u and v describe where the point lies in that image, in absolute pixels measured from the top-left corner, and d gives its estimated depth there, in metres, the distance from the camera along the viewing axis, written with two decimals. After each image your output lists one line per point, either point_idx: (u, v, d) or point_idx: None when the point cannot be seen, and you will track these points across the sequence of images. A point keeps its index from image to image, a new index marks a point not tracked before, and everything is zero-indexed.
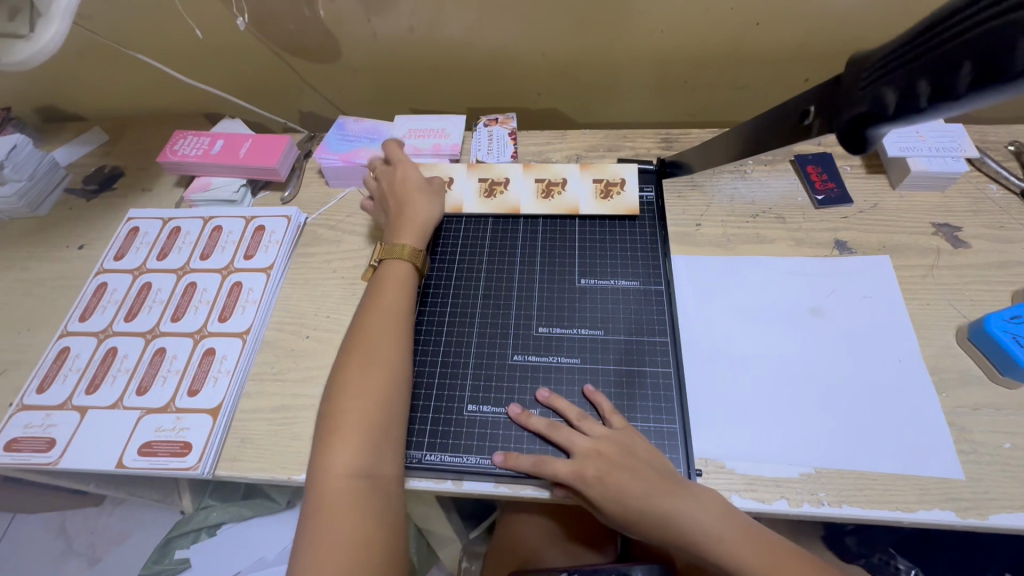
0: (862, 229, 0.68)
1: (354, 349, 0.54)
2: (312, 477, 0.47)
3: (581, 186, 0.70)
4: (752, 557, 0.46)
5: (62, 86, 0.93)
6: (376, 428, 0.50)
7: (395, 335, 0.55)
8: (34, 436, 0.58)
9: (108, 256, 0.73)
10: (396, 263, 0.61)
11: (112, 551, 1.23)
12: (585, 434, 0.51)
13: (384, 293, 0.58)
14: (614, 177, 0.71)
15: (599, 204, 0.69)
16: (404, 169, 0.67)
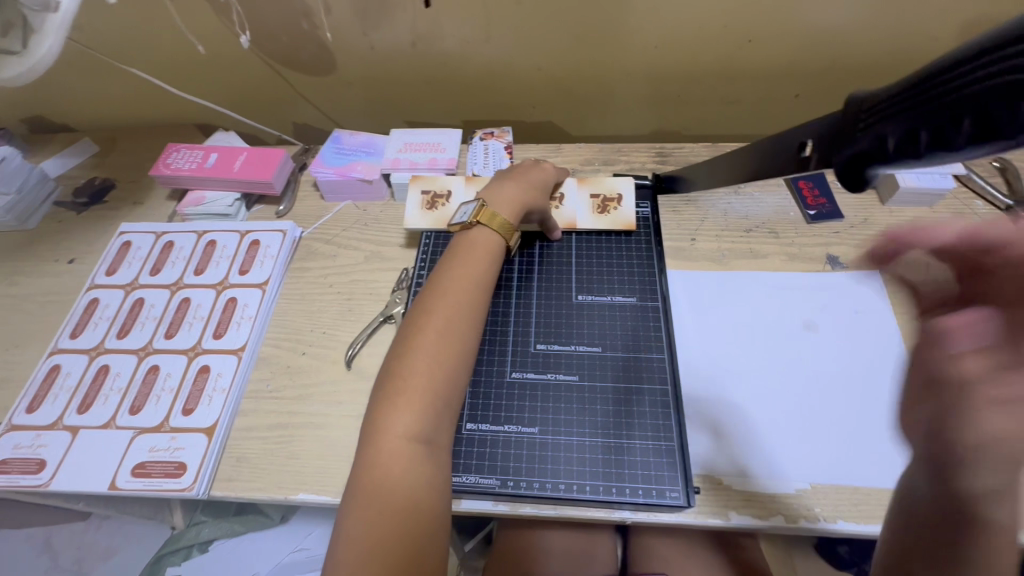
0: (853, 244, 0.69)
1: (429, 308, 0.52)
2: (373, 434, 0.46)
3: (578, 201, 0.70)
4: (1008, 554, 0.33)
5: (52, 97, 0.92)
6: (442, 398, 0.48)
7: (469, 303, 0.54)
8: (23, 457, 0.57)
9: (100, 271, 0.72)
10: (489, 231, 0.59)
11: (100, 568, 1.21)
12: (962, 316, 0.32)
13: (461, 258, 0.57)
14: (612, 192, 0.71)
15: (596, 219, 0.69)
16: (545, 171, 0.67)
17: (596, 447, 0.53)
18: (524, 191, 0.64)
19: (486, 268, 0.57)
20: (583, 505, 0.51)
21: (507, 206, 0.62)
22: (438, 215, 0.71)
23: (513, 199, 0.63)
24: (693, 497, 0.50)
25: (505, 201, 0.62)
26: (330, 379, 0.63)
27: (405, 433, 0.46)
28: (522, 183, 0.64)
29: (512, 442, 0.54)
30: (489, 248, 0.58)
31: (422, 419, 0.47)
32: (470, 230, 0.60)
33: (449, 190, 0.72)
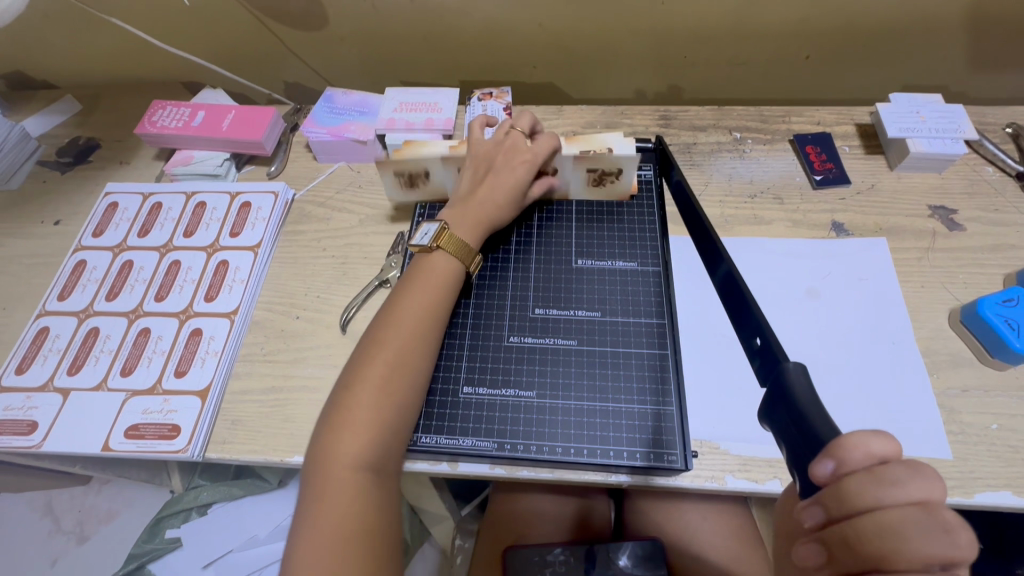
0: (859, 211, 0.68)
1: (382, 334, 0.52)
2: (320, 463, 0.46)
3: (573, 176, 0.65)
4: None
5: (29, 50, 0.88)
6: (390, 431, 0.48)
7: (423, 332, 0.53)
8: (14, 419, 0.57)
9: (86, 232, 0.70)
10: (449, 257, 0.57)
11: (101, 530, 1.23)
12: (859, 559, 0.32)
13: (417, 283, 0.56)
14: (613, 167, 0.63)
15: (588, 191, 0.67)
16: (515, 169, 0.61)
17: (592, 411, 0.53)
18: (485, 203, 0.60)
19: (444, 292, 0.56)
20: (580, 468, 0.51)
21: (469, 226, 0.59)
22: (426, 192, 0.68)
23: (475, 217, 0.60)
24: (690, 459, 0.50)
25: (469, 218, 0.59)
26: (325, 344, 0.62)
27: (355, 460, 0.46)
28: (487, 191, 0.61)
29: (510, 406, 0.53)
30: (447, 273, 0.56)
31: (372, 447, 0.47)
32: (429, 255, 0.57)
33: (427, 169, 0.66)
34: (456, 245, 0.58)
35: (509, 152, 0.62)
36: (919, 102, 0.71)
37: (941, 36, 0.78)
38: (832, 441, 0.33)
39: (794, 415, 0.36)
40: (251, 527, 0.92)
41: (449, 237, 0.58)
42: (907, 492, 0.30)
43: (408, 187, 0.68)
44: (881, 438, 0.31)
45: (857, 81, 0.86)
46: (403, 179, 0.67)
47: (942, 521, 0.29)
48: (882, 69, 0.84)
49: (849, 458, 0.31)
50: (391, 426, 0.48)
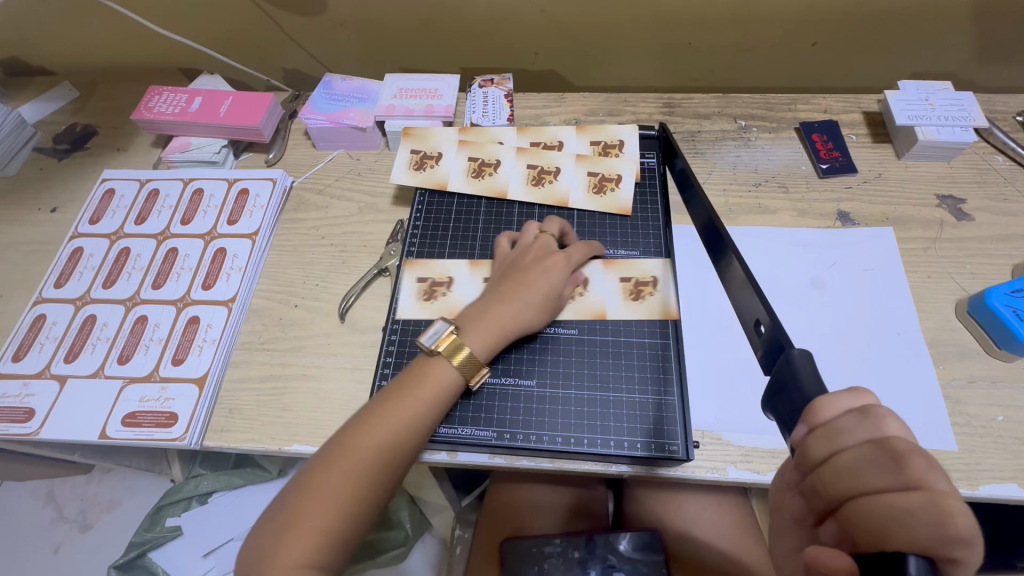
0: (866, 200, 0.67)
1: (354, 434, 0.45)
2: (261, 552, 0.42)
3: (606, 287, 0.58)
4: None
5: (24, 35, 0.87)
6: (342, 539, 0.43)
7: (399, 440, 0.46)
8: (11, 406, 0.56)
9: (83, 220, 0.70)
10: (454, 373, 0.49)
11: (103, 518, 1.24)
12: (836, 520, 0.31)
13: (407, 383, 0.48)
14: (648, 279, 0.59)
15: (589, 198, 0.65)
16: (552, 271, 0.55)
17: (592, 401, 0.52)
18: (502, 308, 0.52)
19: (439, 402, 0.48)
20: (580, 458, 0.50)
21: (483, 336, 0.51)
22: (439, 304, 0.60)
23: (489, 324, 0.51)
24: (692, 449, 0.49)
25: (486, 325, 0.51)
26: (324, 332, 0.61)
27: (298, 570, 0.40)
28: (506, 294, 0.53)
29: (510, 396, 0.53)
30: (440, 388, 0.48)
31: (319, 551, 0.42)
32: (431, 360, 0.49)
33: (440, 152, 0.69)
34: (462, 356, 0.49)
35: (547, 252, 0.56)
36: (929, 89, 0.69)
37: (952, 22, 0.76)
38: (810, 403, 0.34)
39: (800, 401, 0.35)
40: (252, 516, 0.92)
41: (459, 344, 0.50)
42: (911, 474, 0.28)
43: (416, 168, 0.68)
44: (885, 415, 0.31)
45: (865, 69, 0.85)
46: (414, 160, 0.69)
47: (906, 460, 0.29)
48: (891, 56, 0.82)
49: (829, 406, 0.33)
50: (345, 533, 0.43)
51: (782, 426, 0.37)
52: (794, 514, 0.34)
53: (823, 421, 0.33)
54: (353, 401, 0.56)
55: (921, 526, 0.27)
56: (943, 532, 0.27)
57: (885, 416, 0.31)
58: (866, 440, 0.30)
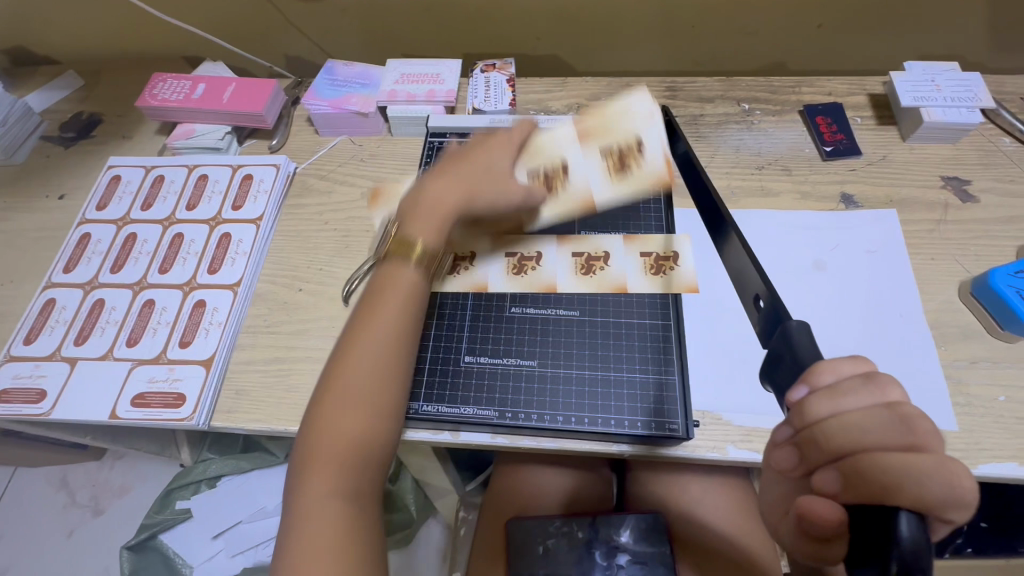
0: (871, 182, 0.66)
1: (348, 349, 0.47)
2: (289, 498, 0.43)
3: (627, 260, 0.59)
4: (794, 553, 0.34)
5: (30, 24, 0.87)
6: (364, 442, 0.45)
7: (389, 333, 0.48)
8: (24, 387, 0.58)
9: (90, 206, 0.70)
10: (417, 260, 0.50)
11: (115, 503, 1.26)
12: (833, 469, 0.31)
13: (370, 305, 0.49)
14: (668, 251, 0.60)
15: (615, 184, 0.61)
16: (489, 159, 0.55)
17: (593, 380, 0.53)
18: (451, 190, 0.52)
19: (414, 285, 0.50)
20: (582, 437, 0.51)
21: (437, 220, 0.51)
22: (463, 279, 0.59)
23: (435, 206, 0.52)
24: (692, 428, 0.50)
25: (428, 207, 0.52)
26: (328, 315, 0.62)
27: (328, 491, 0.42)
28: (455, 177, 0.53)
29: (511, 375, 0.53)
30: (409, 286, 0.49)
31: (347, 461, 0.44)
32: (392, 266, 0.50)
33: None
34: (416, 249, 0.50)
35: (486, 152, 0.56)
36: (936, 70, 0.69)
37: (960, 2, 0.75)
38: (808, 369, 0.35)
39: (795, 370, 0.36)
40: (260, 499, 0.94)
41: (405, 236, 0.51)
42: (917, 438, 0.30)
43: None
44: (887, 380, 0.32)
45: (870, 52, 0.84)
46: None
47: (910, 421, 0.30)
48: (898, 38, 0.81)
49: (834, 372, 0.33)
50: (367, 435, 0.45)
51: (782, 399, 0.38)
52: (781, 467, 0.34)
53: (823, 385, 0.33)
54: None
55: (932, 481, 0.29)
56: (950, 489, 0.29)
57: (888, 383, 0.31)
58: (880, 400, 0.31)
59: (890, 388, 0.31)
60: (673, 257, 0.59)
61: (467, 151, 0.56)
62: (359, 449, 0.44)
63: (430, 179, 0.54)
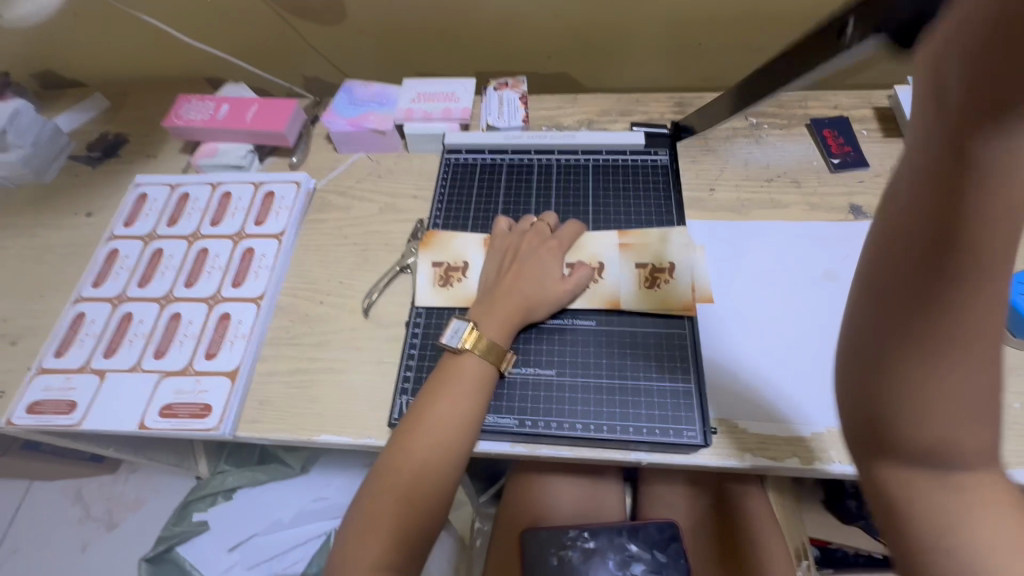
0: (878, 193, 0.68)
1: (416, 432, 0.49)
2: (340, 561, 0.46)
3: (620, 272, 0.60)
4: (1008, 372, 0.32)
5: (60, 50, 0.91)
6: (416, 524, 0.48)
7: (455, 427, 0.50)
8: (55, 399, 0.59)
9: (118, 223, 0.73)
10: (480, 358, 0.52)
11: (129, 517, 1.27)
12: None
13: (442, 386, 0.51)
14: (663, 263, 0.60)
15: (644, 294, 0.58)
16: (544, 262, 0.58)
17: (613, 389, 0.54)
18: (513, 298, 0.55)
19: (481, 387, 0.52)
20: (602, 445, 0.52)
21: (499, 322, 0.54)
22: (455, 291, 0.62)
23: (501, 313, 0.55)
24: (710, 436, 0.51)
25: (494, 312, 0.55)
26: (349, 327, 0.63)
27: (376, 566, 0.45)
28: (514, 287, 0.56)
29: (530, 384, 0.54)
30: (477, 376, 0.52)
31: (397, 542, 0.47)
32: (458, 357, 0.53)
33: (466, 261, 0.64)
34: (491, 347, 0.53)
35: (539, 253, 0.59)
36: None
37: None
38: None
39: None
40: (276, 512, 0.95)
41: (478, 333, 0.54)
42: None
43: (441, 284, 0.63)
44: None
45: (875, 67, 0.85)
46: (438, 273, 0.64)
47: None
48: None
49: None
50: (420, 520, 0.48)
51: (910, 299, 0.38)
52: None
53: None
54: (379, 393, 0.59)
55: None
56: None
57: None
58: None
59: None
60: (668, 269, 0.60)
61: (523, 255, 0.59)
62: (414, 524, 0.48)
63: (492, 290, 0.57)
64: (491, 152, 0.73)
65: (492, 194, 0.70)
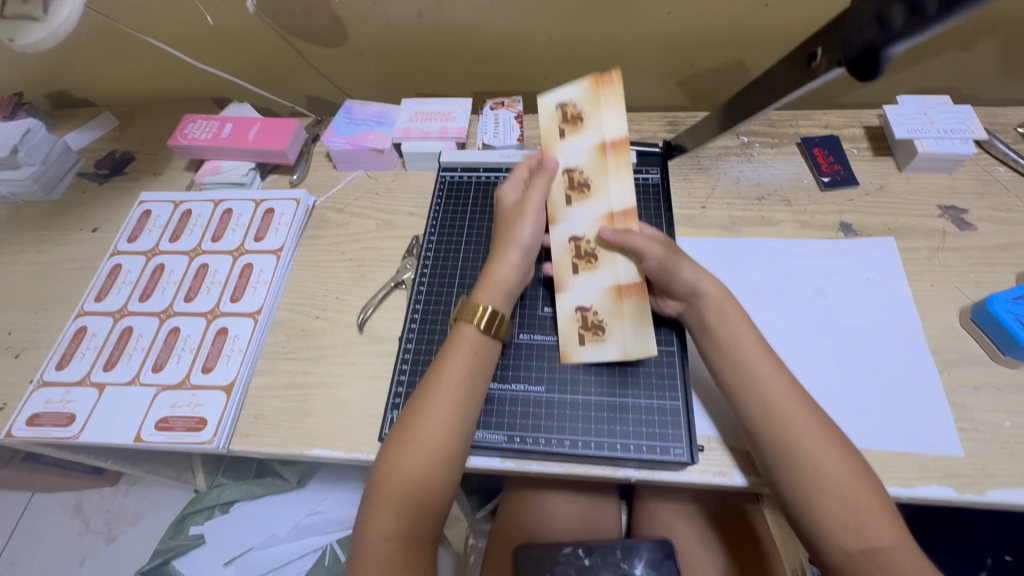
0: (868, 212, 0.68)
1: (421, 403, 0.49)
2: (355, 537, 0.46)
3: (614, 120, 0.60)
4: (783, 393, 0.48)
5: (72, 70, 0.94)
6: (426, 493, 0.46)
7: (459, 394, 0.49)
8: (54, 411, 0.60)
9: (122, 238, 0.74)
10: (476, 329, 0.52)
11: (129, 530, 1.27)
12: (759, 365, 0.49)
13: (444, 356, 0.51)
14: (557, 112, 0.62)
15: (599, 175, 0.59)
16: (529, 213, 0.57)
17: (602, 405, 0.54)
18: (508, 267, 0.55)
19: (481, 358, 0.52)
20: (589, 461, 0.52)
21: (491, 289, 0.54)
22: (611, 333, 0.55)
23: (500, 283, 0.54)
24: (697, 453, 0.51)
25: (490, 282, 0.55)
26: (344, 342, 0.64)
27: (385, 541, 0.45)
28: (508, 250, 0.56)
29: (519, 400, 0.54)
30: (478, 344, 0.52)
31: (403, 514, 0.46)
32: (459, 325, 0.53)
33: (579, 304, 0.57)
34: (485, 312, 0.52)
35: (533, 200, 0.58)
36: (928, 103, 0.71)
37: (950, 40, 0.78)
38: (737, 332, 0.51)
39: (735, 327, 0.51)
40: (270, 527, 0.95)
41: (474, 304, 0.53)
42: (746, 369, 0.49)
43: (597, 334, 0.56)
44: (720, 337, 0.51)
45: (865, 88, 0.87)
46: (584, 327, 0.56)
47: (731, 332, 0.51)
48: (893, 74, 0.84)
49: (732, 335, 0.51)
50: (430, 490, 0.46)
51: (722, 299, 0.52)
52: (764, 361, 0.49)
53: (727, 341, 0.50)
54: (371, 408, 0.59)
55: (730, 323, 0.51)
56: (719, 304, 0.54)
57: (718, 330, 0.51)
58: (731, 334, 0.51)
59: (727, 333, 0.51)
60: (573, 103, 0.62)
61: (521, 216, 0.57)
62: (427, 491, 0.46)
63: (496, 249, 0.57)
64: (485, 171, 0.75)
65: (486, 212, 0.71)
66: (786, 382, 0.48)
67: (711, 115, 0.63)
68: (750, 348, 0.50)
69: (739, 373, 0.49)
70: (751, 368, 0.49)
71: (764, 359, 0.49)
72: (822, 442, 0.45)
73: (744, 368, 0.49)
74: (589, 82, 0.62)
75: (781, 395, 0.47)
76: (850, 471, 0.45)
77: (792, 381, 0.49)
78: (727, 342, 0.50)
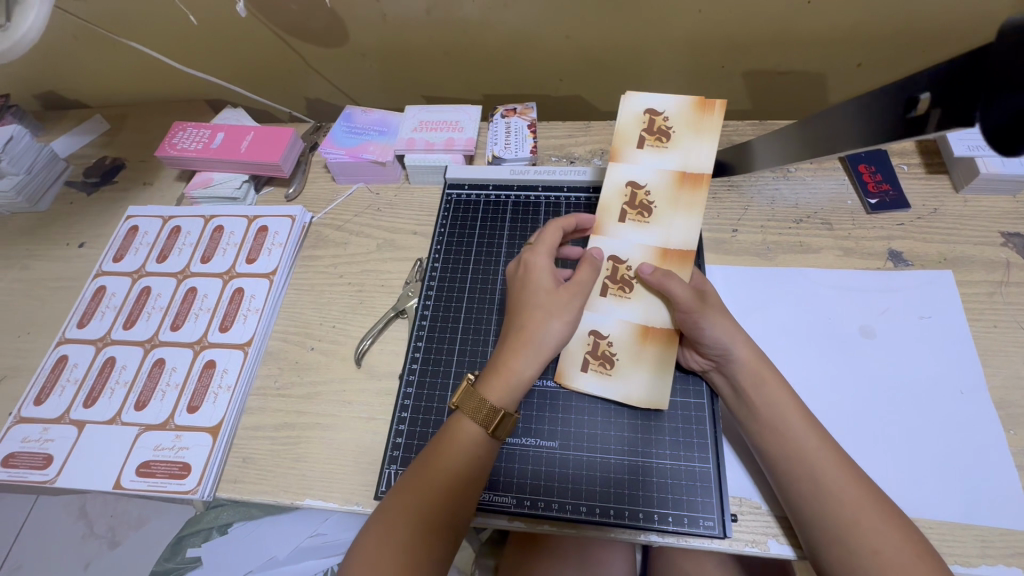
0: (921, 239, 0.61)
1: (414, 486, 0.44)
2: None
3: (701, 152, 0.54)
4: (829, 467, 0.43)
5: (60, 72, 0.89)
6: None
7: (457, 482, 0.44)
8: (31, 452, 0.56)
9: (107, 257, 0.70)
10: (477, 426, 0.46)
11: (131, 536, 1.17)
12: (802, 436, 0.45)
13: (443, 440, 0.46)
14: (646, 117, 0.56)
15: (667, 202, 0.55)
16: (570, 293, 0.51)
17: (621, 465, 0.49)
18: (526, 360, 0.48)
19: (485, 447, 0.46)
20: (609, 528, 0.47)
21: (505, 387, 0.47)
22: (619, 369, 0.52)
23: (512, 373, 0.47)
24: (729, 526, 0.46)
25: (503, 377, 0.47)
26: (339, 377, 0.59)
27: None
28: (531, 343, 0.48)
29: (529, 458, 0.50)
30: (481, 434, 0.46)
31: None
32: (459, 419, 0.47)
33: (595, 329, 0.53)
34: (497, 414, 0.46)
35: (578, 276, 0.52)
36: None
37: None
38: (774, 399, 0.46)
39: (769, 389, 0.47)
40: (270, 549, 0.92)
41: (479, 397, 0.46)
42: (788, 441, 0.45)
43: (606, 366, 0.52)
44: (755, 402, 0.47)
45: None
46: (592, 354, 0.53)
47: (768, 398, 0.47)
48: None
49: (769, 401, 0.46)
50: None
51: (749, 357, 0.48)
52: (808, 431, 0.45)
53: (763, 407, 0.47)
54: (368, 455, 0.54)
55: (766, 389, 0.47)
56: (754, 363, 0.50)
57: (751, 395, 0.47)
58: (766, 400, 0.47)
59: (763, 399, 0.47)
60: (666, 113, 0.56)
61: (553, 303, 0.50)
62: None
63: (511, 336, 0.49)
64: (495, 187, 0.69)
65: (495, 236, 0.65)
66: (833, 456, 0.44)
67: (770, 135, 0.58)
68: (790, 417, 0.45)
69: (777, 445, 0.45)
70: (792, 440, 0.45)
71: (808, 428, 0.45)
72: (881, 528, 0.40)
73: (784, 437, 0.45)
74: (692, 100, 0.56)
75: (829, 471, 0.43)
76: (919, 563, 0.39)
77: (838, 451, 0.44)
78: (764, 412, 0.46)
